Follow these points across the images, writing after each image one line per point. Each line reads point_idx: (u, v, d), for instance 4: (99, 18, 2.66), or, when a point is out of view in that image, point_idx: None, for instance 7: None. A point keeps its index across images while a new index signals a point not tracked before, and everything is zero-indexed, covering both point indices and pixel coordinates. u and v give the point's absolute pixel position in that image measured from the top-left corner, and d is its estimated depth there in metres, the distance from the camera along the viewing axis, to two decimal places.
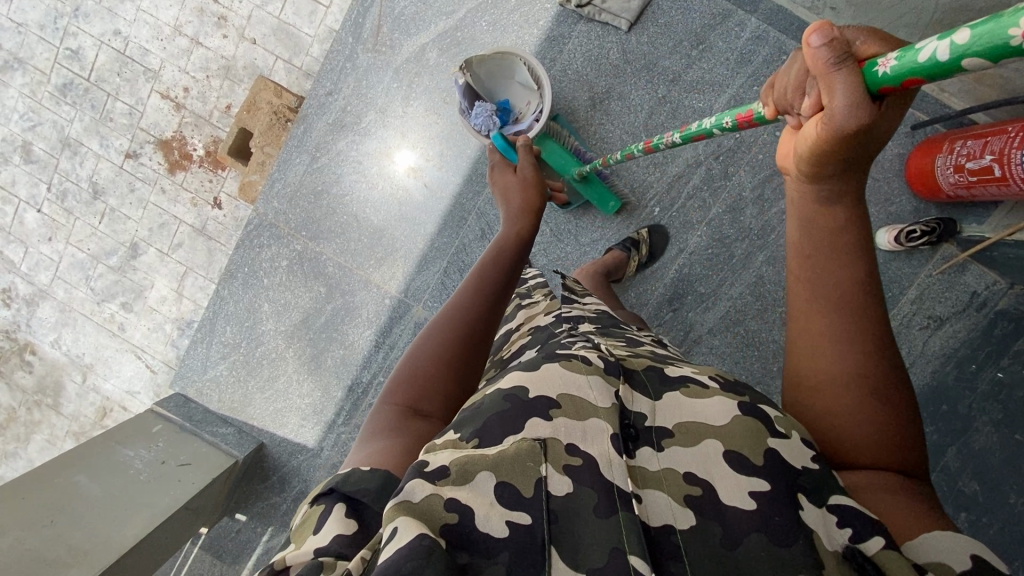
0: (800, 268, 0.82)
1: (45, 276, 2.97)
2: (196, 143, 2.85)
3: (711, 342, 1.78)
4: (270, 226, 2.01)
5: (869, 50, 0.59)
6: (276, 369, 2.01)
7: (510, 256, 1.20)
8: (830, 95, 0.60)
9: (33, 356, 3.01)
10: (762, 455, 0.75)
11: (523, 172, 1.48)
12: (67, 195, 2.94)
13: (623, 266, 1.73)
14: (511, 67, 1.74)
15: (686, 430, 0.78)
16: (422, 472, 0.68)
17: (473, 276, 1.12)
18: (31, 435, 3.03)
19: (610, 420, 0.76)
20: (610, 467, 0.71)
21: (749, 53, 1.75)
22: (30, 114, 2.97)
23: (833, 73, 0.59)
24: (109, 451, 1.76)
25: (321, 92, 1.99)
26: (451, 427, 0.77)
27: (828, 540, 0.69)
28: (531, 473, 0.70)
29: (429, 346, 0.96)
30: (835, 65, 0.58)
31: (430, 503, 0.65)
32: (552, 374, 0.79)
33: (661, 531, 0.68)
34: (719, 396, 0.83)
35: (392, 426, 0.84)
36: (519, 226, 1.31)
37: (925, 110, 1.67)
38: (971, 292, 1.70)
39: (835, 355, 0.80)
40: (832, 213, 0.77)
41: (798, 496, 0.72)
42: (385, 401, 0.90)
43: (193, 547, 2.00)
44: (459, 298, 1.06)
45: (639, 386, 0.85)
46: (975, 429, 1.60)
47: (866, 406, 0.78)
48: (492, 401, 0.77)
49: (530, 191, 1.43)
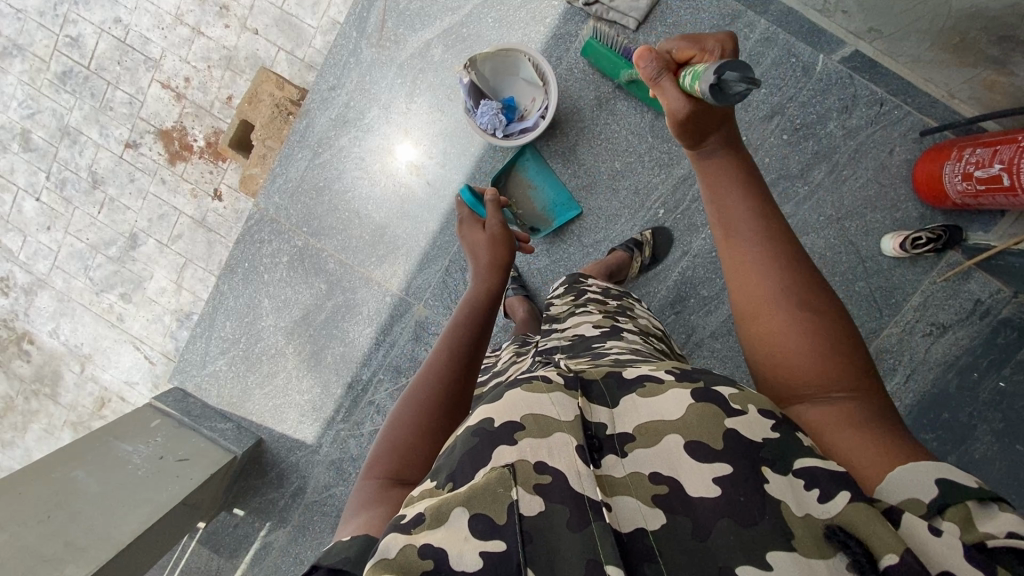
0: (712, 212, 0.92)
1: (44, 265, 2.96)
2: (197, 134, 2.83)
3: (712, 346, 1.78)
4: (270, 221, 2.00)
5: (684, 54, 0.89)
6: (276, 365, 2.00)
7: (485, 304, 1.15)
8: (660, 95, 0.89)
9: (30, 345, 3.00)
10: (722, 439, 0.74)
11: (490, 228, 1.32)
12: (66, 184, 2.92)
13: (627, 265, 1.72)
14: (516, 64, 1.72)
15: (646, 430, 0.76)
16: (397, 525, 0.69)
17: (449, 331, 1.08)
18: (29, 424, 3.02)
19: (574, 432, 0.74)
20: (580, 477, 0.70)
21: (758, 55, 1.73)
22: (30, 102, 2.94)
23: (659, 82, 0.89)
24: (107, 445, 1.75)
25: (324, 87, 1.97)
26: (428, 475, 0.77)
27: (798, 507, 0.68)
28: (502, 500, 0.68)
29: (407, 411, 0.94)
30: (655, 81, 0.89)
31: (405, 555, 0.65)
32: (518, 399, 0.77)
33: (634, 535, 0.67)
34: (674, 389, 0.80)
35: (374, 497, 0.84)
36: (489, 282, 1.21)
37: (934, 116, 1.66)
38: (974, 299, 1.70)
39: (761, 281, 0.85)
40: (715, 160, 0.91)
41: (762, 470, 0.71)
42: (368, 470, 0.88)
43: (191, 541, 1.99)
44: (433, 359, 1.02)
45: (597, 397, 0.82)
46: (976, 438, 1.57)
47: (798, 327, 0.82)
48: (462, 440, 0.77)
49: (499, 250, 1.29)
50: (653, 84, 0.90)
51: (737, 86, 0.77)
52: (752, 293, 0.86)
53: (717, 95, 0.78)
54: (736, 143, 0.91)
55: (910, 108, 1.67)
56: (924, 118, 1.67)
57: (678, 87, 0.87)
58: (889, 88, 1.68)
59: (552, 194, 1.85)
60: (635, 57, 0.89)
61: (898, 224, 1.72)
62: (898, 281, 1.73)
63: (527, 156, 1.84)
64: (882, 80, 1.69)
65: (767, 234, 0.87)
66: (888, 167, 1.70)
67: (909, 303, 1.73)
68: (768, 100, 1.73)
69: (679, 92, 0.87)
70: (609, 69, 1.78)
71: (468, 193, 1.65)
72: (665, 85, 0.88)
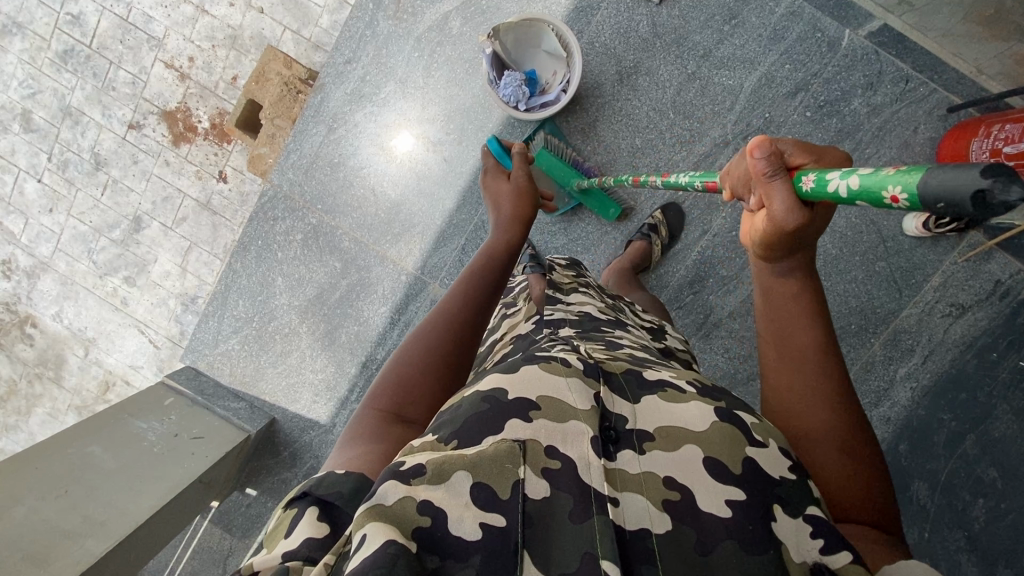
0: (769, 335, 0.89)
1: (46, 248, 2.92)
2: (201, 115, 2.78)
3: (731, 326, 1.75)
4: (285, 197, 1.98)
5: (797, 160, 0.72)
6: (290, 345, 1.98)
7: (496, 267, 1.16)
8: (767, 198, 0.73)
9: (33, 329, 2.97)
10: (741, 463, 0.72)
11: (517, 180, 1.46)
12: (68, 165, 2.88)
13: (647, 256, 1.71)
14: (538, 35, 1.70)
15: (666, 433, 0.74)
16: (397, 473, 0.65)
17: (462, 280, 1.11)
18: (33, 408, 3.00)
19: (591, 422, 0.72)
20: (589, 469, 0.68)
21: (782, 30, 1.71)
22: (30, 81, 2.89)
23: (771, 182, 0.71)
24: (121, 422, 1.73)
25: (340, 61, 1.94)
26: (429, 430, 0.74)
27: (796, 551, 0.67)
28: (509, 475, 0.66)
29: (416, 348, 0.94)
30: (769, 176, 0.71)
31: (403, 507, 0.62)
32: (532, 374, 0.76)
33: (637, 536, 0.65)
34: (696, 402, 0.79)
35: (373, 431, 0.82)
36: (507, 237, 1.28)
37: (959, 93, 1.63)
38: (995, 280, 1.66)
39: (815, 410, 0.84)
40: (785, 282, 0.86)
41: (773, 507, 0.69)
42: (369, 403, 0.88)
43: (203, 521, 1.98)
44: (443, 307, 1.03)
45: (617, 390, 0.80)
46: (995, 417, 1.57)
47: (835, 455, 0.81)
48: (471, 403, 0.74)
49: (521, 207, 1.38)
50: (764, 180, 0.72)
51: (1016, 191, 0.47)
52: (800, 417, 0.85)
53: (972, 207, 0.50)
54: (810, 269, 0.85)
55: (936, 85, 1.65)
56: (949, 95, 1.65)
57: (792, 194, 0.71)
58: (915, 64, 1.65)
59: (559, 177, 1.76)
60: (748, 145, 0.70)
61: None
62: (918, 261, 1.71)
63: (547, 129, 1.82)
64: (909, 55, 1.66)
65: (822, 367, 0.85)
66: (912, 145, 1.66)
67: (929, 283, 1.70)
68: (792, 76, 1.71)
69: (792, 202, 0.71)
70: (558, 176, 1.76)
71: (496, 144, 1.64)
72: (778, 187, 0.71)
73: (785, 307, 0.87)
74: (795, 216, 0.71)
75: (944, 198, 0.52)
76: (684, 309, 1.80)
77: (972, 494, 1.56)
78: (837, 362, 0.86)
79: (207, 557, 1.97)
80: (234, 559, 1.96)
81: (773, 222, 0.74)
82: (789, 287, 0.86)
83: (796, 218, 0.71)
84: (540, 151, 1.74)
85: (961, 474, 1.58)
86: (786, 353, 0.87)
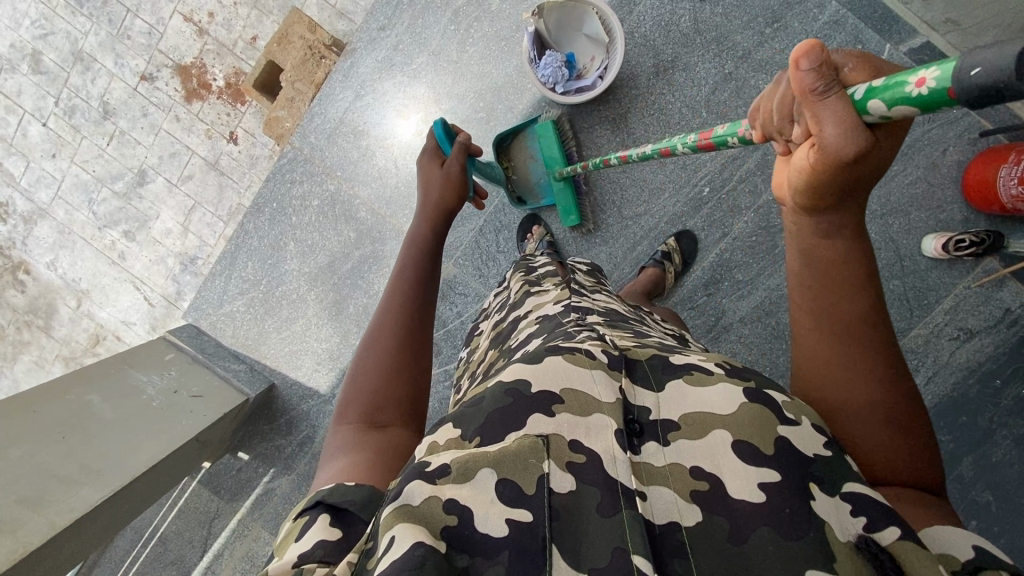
0: (805, 302, 0.76)
1: (46, 194, 2.86)
2: (216, 73, 2.72)
3: (741, 331, 1.74)
4: (305, 161, 1.97)
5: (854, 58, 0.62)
6: (296, 311, 1.96)
7: (425, 259, 1.11)
8: (818, 124, 0.60)
9: (26, 276, 2.91)
10: (773, 444, 0.66)
11: (449, 167, 1.26)
12: (75, 112, 2.81)
13: (659, 283, 1.70)
14: (582, 18, 1.68)
15: (694, 420, 0.69)
16: (421, 472, 0.63)
17: (393, 282, 1.06)
18: (19, 355, 2.95)
19: (615, 415, 0.69)
20: (615, 462, 0.65)
21: (823, 38, 1.71)
22: (43, 22, 2.81)
23: (824, 98, 0.58)
24: (122, 373, 1.70)
25: (374, 27, 1.93)
26: (448, 419, 0.71)
27: (840, 531, 0.61)
28: (533, 471, 0.64)
29: (366, 361, 0.93)
30: (821, 93, 0.58)
31: (429, 507, 0.60)
32: (556, 366, 0.72)
33: (666, 530, 0.61)
34: (724, 383, 0.72)
35: (352, 442, 0.82)
36: (427, 232, 1.17)
37: (992, 119, 1.64)
38: (1005, 308, 1.64)
39: (859, 385, 0.73)
40: (825, 241, 0.72)
41: (809, 486, 0.63)
42: (340, 420, 0.87)
43: (191, 481, 1.96)
44: (383, 313, 1.00)
45: (640, 380, 0.76)
46: (994, 441, 1.60)
47: (885, 431, 0.72)
48: (491, 396, 0.70)
49: (449, 196, 1.23)
50: (810, 99, 0.59)
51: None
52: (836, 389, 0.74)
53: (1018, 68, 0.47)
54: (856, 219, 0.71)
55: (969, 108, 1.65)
56: (981, 120, 1.65)
57: (851, 115, 0.58)
58: None
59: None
60: (794, 53, 0.58)
61: (940, 225, 1.68)
62: (932, 282, 1.69)
63: (540, 127, 1.77)
64: None
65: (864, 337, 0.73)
66: (939, 167, 1.67)
67: (940, 305, 1.68)
68: None
69: (851, 124, 0.58)
70: (549, 156, 1.78)
71: (440, 127, 1.29)
72: (828, 108, 0.59)
73: (826, 262, 0.73)
74: (856, 141, 0.58)
75: (989, 65, 0.49)
76: (694, 310, 1.79)
77: (966, 516, 1.58)
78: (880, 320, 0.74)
79: (191, 518, 1.94)
80: (219, 522, 1.92)
81: (827, 153, 0.61)
82: (834, 243, 0.72)
83: (854, 148, 0.59)
84: (546, 124, 1.76)
85: (959, 495, 1.59)
86: (827, 319, 0.74)
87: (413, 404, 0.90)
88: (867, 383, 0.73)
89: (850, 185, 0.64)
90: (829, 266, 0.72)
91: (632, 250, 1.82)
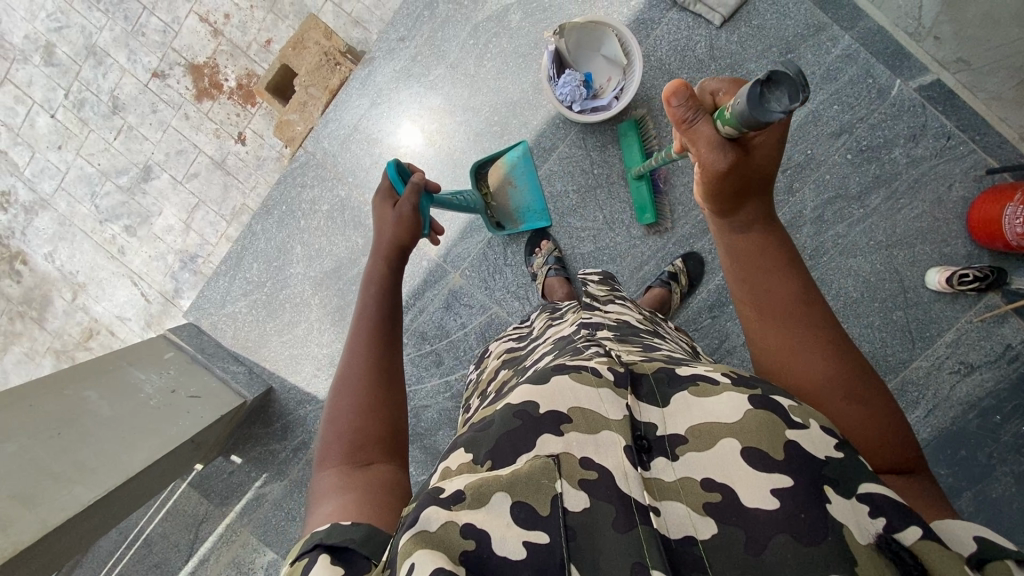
0: (745, 295, 0.85)
1: (48, 185, 2.85)
2: (229, 73, 2.74)
3: (744, 355, 1.74)
4: (317, 166, 1.98)
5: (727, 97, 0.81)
6: (298, 315, 1.95)
7: (390, 289, 1.03)
8: (696, 146, 0.79)
9: (23, 266, 2.88)
10: (783, 449, 0.65)
11: (401, 209, 1.12)
12: (84, 105, 2.81)
13: (666, 303, 1.70)
14: (601, 39, 1.71)
15: (699, 432, 0.69)
16: (437, 499, 0.63)
17: (357, 318, 0.98)
18: (9, 346, 2.91)
19: (623, 432, 0.68)
20: (626, 478, 0.64)
21: (835, 70, 1.74)
22: (58, 15, 2.81)
23: (692, 127, 0.79)
24: (120, 370, 1.67)
25: (393, 37, 1.95)
26: (458, 445, 0.71)
27: (860, 532, 0.60)
28: (546, 491, 0.63)
29: (340, 405, 0.86)
30: (690, 121, 0.78)
31: (447, 531, 0.60)
32: (563, 386, 0.72)
33: (683, 544, 0.61)
34: (729, 393, 0.71)
35: (339, 487, 0.78)
36: (385, 266, 1.07)
37: (998, 157, 1.66)
38: (1006, 344, 1.66)
39: (811, 361, 0.79)
40: (747, 237, 0.85)
41: (824, 489, 0.62)
42: (323, 464, 0.82)
43: (181, 484, 1.92)
44: (350, 350, 0.93)
45: (646, 396, 0.75)
46: (995, 478, 1.56)
47: (848, 408, 0.76)
48: (502, 419, 0.70)
49: (402, 236, 1.10)
50: (685, 125, 0.80)
51: (778, 101, 0.68)
52: (796, 373, 0.79)
53: (757, 101, 0.68)
54: (765, 216, 0.85)
55: (977, 145, 1.68)
56: (987, 158, 1.67)
57: (716, 134, 0.77)
58: (961, 122, 1.68)
59: (531, 198, 1.86)
60: (665, 92, 0.78)
61: (944, 259, 1.70)
62: (934, 315, 1.70)
63: (513, 152, 1.84)
64: (955, 112, 1.69)
65: (806, 318, 0.81)
66: (945, 202, 1.70)
67: (942, 338, 1.69)
68: (838, 117, 1.74)
69: (716, 141, 0.77)
70: (626, 153, 1.80)
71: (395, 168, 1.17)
72: (699, 131, 0.78)
73: (752, 256, 0.84)
74: (722, 154, 0.77)
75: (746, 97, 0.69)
76: (700, 331, 1.79)
77: None
78: (815, 300, 0.83)
79: (178, 521, 1.90)
80: (207, 527, 1.89)
81: (706, 167, 0.79)
82: (751, 235, 0.85)
83: (720, 159, 0.77)
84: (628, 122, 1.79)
85: None
86: (765, 308, 0.83)
87: (397, 438, 0.86)
88: (820, 361, 0.78)
89: (740, 188, 0.80)
90: (757, 259, 0.84)
91: (640, 268, 1.82)
